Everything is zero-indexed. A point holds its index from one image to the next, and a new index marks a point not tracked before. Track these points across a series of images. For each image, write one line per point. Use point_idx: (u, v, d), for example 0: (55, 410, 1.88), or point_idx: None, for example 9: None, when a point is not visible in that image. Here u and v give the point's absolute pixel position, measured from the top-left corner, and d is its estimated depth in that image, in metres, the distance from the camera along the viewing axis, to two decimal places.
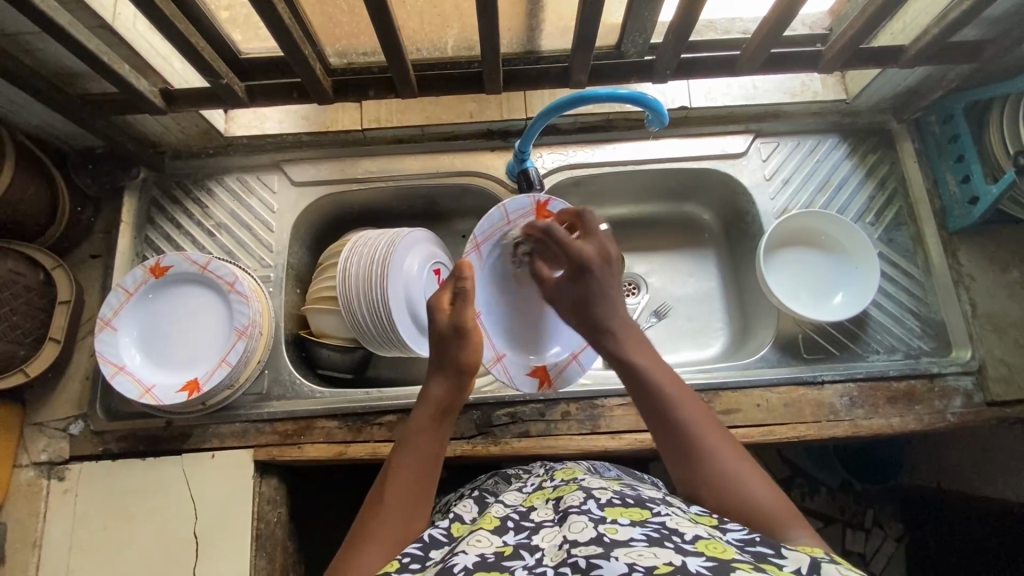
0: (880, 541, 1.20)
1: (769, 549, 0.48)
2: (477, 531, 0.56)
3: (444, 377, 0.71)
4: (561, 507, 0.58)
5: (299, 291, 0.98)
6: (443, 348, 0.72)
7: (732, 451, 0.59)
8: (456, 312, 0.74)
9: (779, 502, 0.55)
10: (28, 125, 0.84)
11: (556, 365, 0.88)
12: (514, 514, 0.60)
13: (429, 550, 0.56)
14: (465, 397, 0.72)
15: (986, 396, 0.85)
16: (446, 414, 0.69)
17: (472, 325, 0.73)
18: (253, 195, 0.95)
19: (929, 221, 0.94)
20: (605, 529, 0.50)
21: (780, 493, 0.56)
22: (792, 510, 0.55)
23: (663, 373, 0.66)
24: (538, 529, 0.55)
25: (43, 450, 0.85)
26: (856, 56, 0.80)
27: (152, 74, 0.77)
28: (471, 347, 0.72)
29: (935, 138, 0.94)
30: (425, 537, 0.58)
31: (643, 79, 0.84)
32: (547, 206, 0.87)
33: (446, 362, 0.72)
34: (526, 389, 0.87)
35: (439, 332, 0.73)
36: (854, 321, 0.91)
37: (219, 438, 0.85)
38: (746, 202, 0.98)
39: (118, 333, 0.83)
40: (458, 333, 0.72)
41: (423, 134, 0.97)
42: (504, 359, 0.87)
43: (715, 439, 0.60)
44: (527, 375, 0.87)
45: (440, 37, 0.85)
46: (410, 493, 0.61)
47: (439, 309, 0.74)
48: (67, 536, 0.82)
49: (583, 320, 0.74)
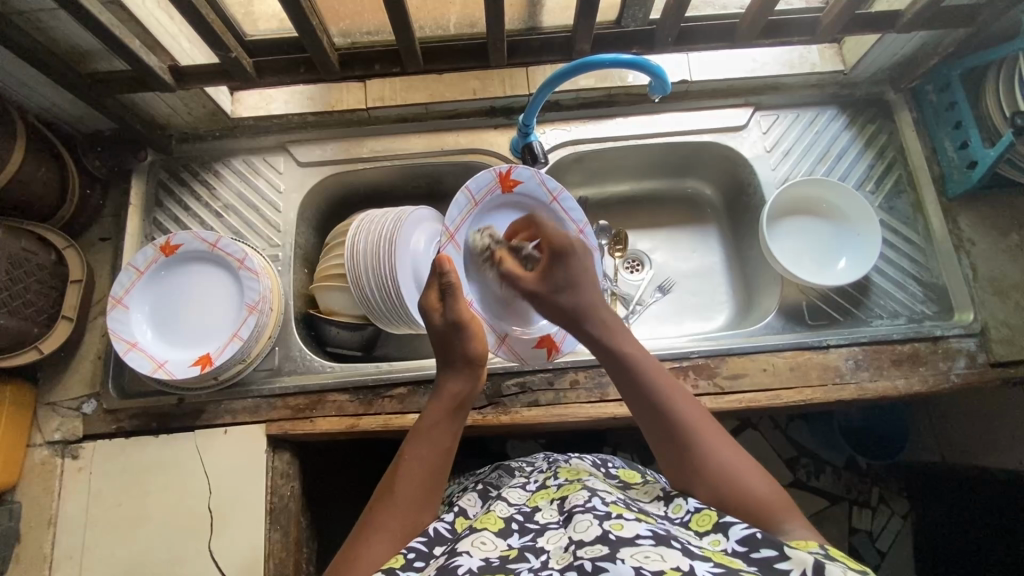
0: (887, 519, 1.20)
1: (772, 551, 0.48)
2: (482, 533, 0.58)
3: (455, 371, 0.70)
4: (565, 507, 0.59)
5: (307, 271, 0.99)
6: (446, 345, 0.71)
7: (725, 443, 0.60)
8: (449, 308, 0.72)
9: (776, 494, 0.56)
10: (38, 107, 0.85)
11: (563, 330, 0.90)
12: (519, 516, 0.61)
13: (433, 545, 0.58)
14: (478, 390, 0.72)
15: (990, 357, 0.86)
16: (461, 408, 0.68)
17: (469, 318, 0.72)
18: (260, 175, 0.97)
19: (929, 188, 0.94)
20: (610, 526, 0.51)
21: (775, 483, 0.57)
22: (788, 503, 0.55)
23: (652, 367, 0.66)
24: (543, 531, 0.57)
25: (56, 430, 0.86)
26: (853, 23, 0.82)
27: (162, 52, 0.79)
28: (473, 340, 0.72)
29: (933, 106, 0.94)
30: (430, 533, 0.60)
31: (644, 50, 0.85)
32: (511, 174, 0.88)
33: (454, 357, 0.71)
34: (537, 360, 0.88)
35: (437, 331, 0.72)
36: (856, 287, 0.92)
37: (232, 414, 0.86)
38: (748, 173, 0.99)
39: (130, 310, 0.84)
40: (457, 328, 0.71)
41: (427, 112, 0.98)
42: (508, 338, 0.88)
43: (709, 433, 0.60)
44: (535, 347, 0.89)
45: (444, 15, 0.87)
46: (425, 482, 0.61)
47: (432, 310, 0.73)
48: (82, 513, 0.83)
49: (558, 312, 0.73)
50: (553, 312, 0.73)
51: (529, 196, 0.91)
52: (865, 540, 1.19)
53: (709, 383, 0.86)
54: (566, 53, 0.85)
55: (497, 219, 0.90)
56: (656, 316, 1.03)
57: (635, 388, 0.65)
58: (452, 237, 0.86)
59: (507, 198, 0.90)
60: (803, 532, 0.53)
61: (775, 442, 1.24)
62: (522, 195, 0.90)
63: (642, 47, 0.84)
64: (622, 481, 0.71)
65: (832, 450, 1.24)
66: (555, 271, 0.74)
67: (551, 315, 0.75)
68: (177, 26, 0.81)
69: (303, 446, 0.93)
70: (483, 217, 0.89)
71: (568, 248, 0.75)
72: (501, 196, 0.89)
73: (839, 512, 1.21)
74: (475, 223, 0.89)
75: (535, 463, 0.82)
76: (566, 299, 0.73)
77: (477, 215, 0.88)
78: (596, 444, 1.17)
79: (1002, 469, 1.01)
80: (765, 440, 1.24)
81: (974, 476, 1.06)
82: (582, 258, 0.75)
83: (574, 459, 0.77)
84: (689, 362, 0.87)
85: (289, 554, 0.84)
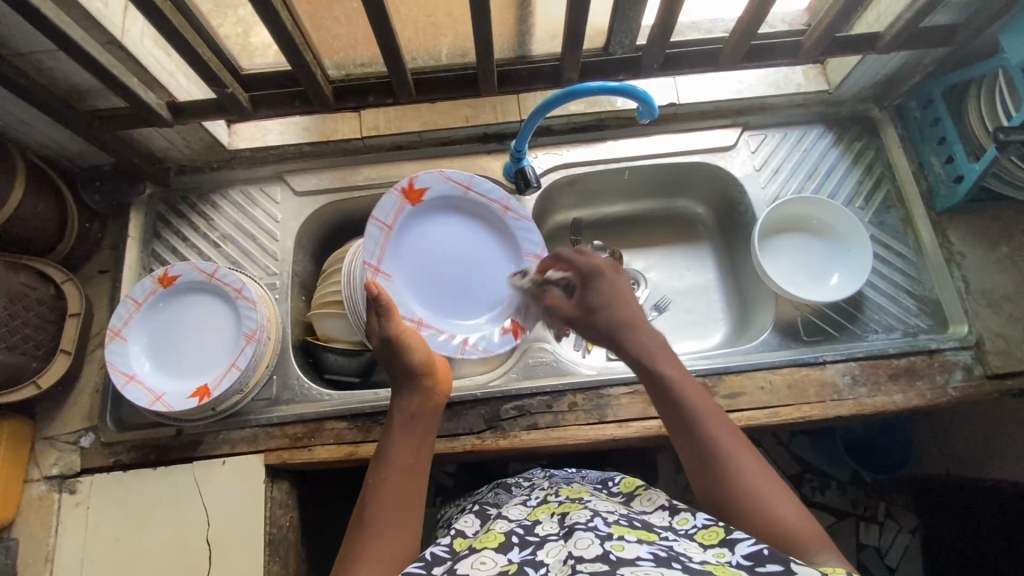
0: (894, 534, 1.17)
1: (778, 566, 0.48)
2: (482, 552, 0.56)
3: (403, 390, 0.71)
4: (566, 522, 0.57)
5: (305, 298, 0.99)
6: (388, 362, 0.73)
7: (755, 465, 0.59)
8: (384, 327, 0.74)
9: (800, 517, 0.55)
10: (38, 144, 0.87)
11: (521, 311, 0.91)
12: (519, 530, 0.59)
13: (432, 567, 0.56)
14: (434, 403, 0.71)
15: (986, 369, 0.86)
16: (417, 423, 0.68)
17: (407, 334, 0.74)
18: (257, 206, 0.98)
19: (917, 203, 0.96)
20: (611, 546, 0.50)
21: (798, 505, 0.57)
22: (813, 527, 0.55)
23: (689, 384, 0.66)
24: (543, 544, 0.55)
25: (54, 465, 0.86)
26: (833, 45, 0.84)
27: (159, 88, 0.81)
28: (414, 353, 0.73)
29: (917, 123, 0.96)
30: (427, 555, 0.57)
31: (632, 76, 0.87)
32: (414, 185, 0.88)
33: (398, 375, 0.72)
34: (503, 346, 0.89)
35: (378, 351, 0.74)
36: (851, 302, 0.93)
37: (230, 445, 0.86)
38: (738, 192, 1.00)
39: (128, 342, 0.85)
40: (391, 344, 0.73)
41: (421, 140, 1.00)
42: (470, 338, 0.89)
43: (747, 456, 0.60)
44: (501, 333, 0.90)
45: (435, 46, 0.88)
46: (395, 506, 0.60)
47: (373, 333, 0.75)
48: (79, 549, 0.82)
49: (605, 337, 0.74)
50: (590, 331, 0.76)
51: (440, 199, 0.91)
52: (873, 557, 1.16)
53: None
54: (554, 81, 0.87)
55: (418, 238, 0.90)
56: None
57: (672, 409, 0.65)
58: (377, 268, 0.85)
59: (417, 212, 0.90)
60: (832, 560, 0.53)
61: (779, 458, 1.22)
62: (433, 200, 0.91)
63: (629, 73, 0.87)
64: (625, 495, 0.68)
65: (836, 464, 1.21)
66: (587, 296, 0.77)
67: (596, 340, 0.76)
68: (175, 64, 0.84)
69: (300, 475, 0.92)
70: (402, 237, 0.89)
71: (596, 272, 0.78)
72: (411, 211, 0.89)
73: (845, 529, 1.17)
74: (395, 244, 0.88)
75: (534, 480, 0.80)
76: (606, 319, 0.74)
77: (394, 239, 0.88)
78: (597, 465, 1.16)
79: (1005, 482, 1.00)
80: (766, 457, 1.22)
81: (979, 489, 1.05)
82: (614, 281, 0.77)
83: (575, 479, 0.75)
84: None
85: None
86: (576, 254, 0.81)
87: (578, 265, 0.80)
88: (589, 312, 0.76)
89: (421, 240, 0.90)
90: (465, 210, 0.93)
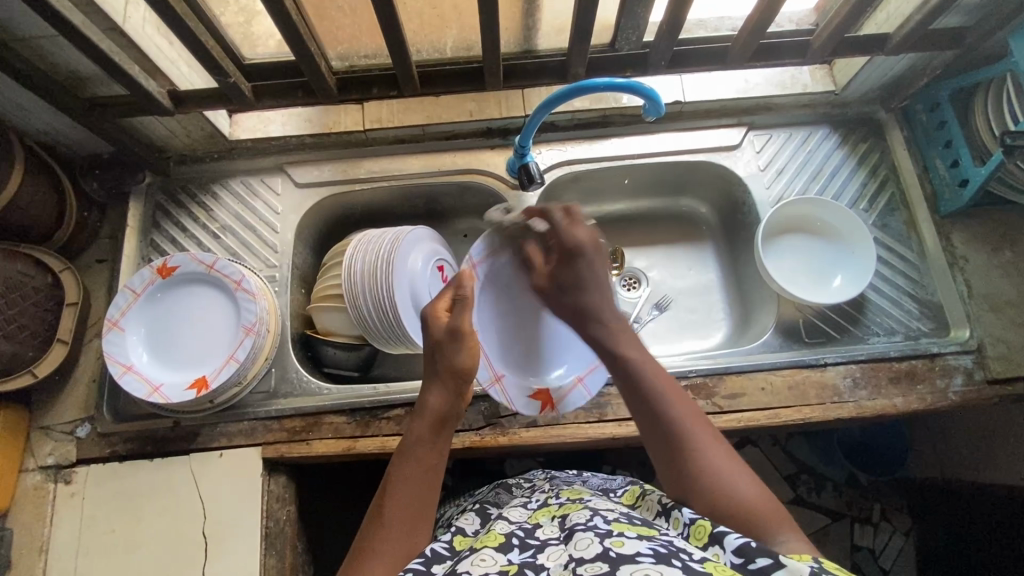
0: (888, 536, 1.17)
1: (769, 560, 0.46)
2: (482, 551, 0.55)
3: (441, 387, 0.68)
4: (566, 524, 0.57)
5: (305, 291, 0.99)
6: (440, 354, 0.69)
7: (718, 447, 0.58)
8: (455, 317, 0.71)
9: (766, 499, 0.55)
10: (36, 131, 0.86)
11: (560, 389, 0.87)
12: (519, 532, 0.59)
13: (432, 564, 0.55)
14: (461, 409, 0.69)
15: (986, 374, 0.86)
16: (445, 426, 0.66)
17: (471, 332, 0.71)
18: (257, 197, 0.97)
19: (922, 205, 0.95)
20: (611, 543, 0.50)
21: (764, 489, 0.55)
22: (778, 511, 0.54)
23: (653, 366, 0.65)
24: (544, 547, 0.55)
25: (49, 454, 0.85)
26: (842, 45, 0.83)
27: (161, 76, 0.80)
28: (465, 354, 0.70)
29: (922, 125, 0.96)
30: (427, 552, 0.57)
31: (638, 73, 0.86)
32: None
33: (444, 371, 0.69)
34: (527, 411, 0.85)
35: (435, 340, 0.70)
36: (853, 304, 0.93)
37: (227, 437, 0.85)
38: (743, 192, 1.00)
39: (126, 333, 0.84)
40: (453, 337, 0.69)
41: (424, 134, 0.99)
42: (502, 379, 0.86)
43: (707, 438, 0.58)
44: (529, 398, 0.86)
45: (440, 38, 0.87)
46: (413, 509, 0.58)
47: (436, 318, 0.71)
48: (74, 539, 0.81)
49: (569, 311, 0.73)
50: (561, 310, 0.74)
51: None
52: (867, 558, 1.16)
53: (708, 403, 0.86)
54: (561, 76, 0.87)
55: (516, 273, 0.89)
56: (653, 333, 1.03)
57: (634, 392, 0.63)
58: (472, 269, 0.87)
59: None
60: (792, 543, 0.51)
61: (776, 459, 1.22)
62: None
63: (636, 69, 0.86)
64: (629, 505, 0.67)
65: (833, 466, 1.22)
66: (559, 271, 0.75)
67: (561, 315, 0.75)
68: (177, 51, 0.83)
69: (298, 469, 0.92)
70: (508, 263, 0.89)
71: (577, 253, 0.75)
72: None
73: (840, 530, 1.18)
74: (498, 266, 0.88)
75: (534, 480, 0.81)
76: (571, 300, 0.73)
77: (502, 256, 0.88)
78: (594, 463, 1.16)
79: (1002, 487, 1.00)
80: (764, 457, 1.22)
81: (973, 493, 1.05)
82: (592, 259, 0.74)
83: (576, 482, 0.75)
84: (687, 380, 0.87)
85: None
86: (563, 222, 0.76)
87: (562, 235, 0.76)
88: (558, 287, 0.75)
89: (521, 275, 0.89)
90: None
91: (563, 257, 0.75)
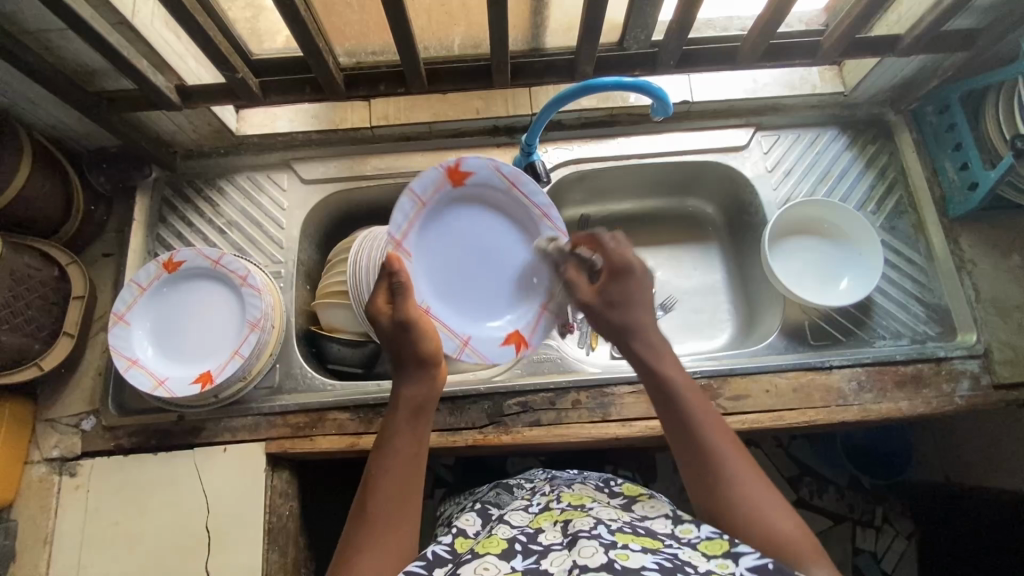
0: (890, 539, 1.17)
1: None
2: (485, 558, 0.55)
3: (409, 375, 0.66)
4: (569, 530, 0.57)
5: (310, 287, 0.99)
6: (397, 345, 0.67)
7: (756, 480, 0.57)
8: (399, 307, 0.67)
9: (802, 535, 0.54)
10: (44, 124, 0.86)
11: (528, 326, 0.86)
12: (522, 538, 0.58)
13: (434, 567, 0.56)
14: (438, 389, 0.68)
15: (993, 378, 0.86)
16: (422, 412, 0.65)
17: (419, 317, 0.68)
18: (263, 192, 0.97)
19: (930, 208, 0.95)
20: (616, 555, 0.50)
21: (799, 522, 0.55)
22: (811, 544, 0.54)
23: (689, 389, 0.63)
24: (547, 553, 0.55)
25: (54, 447, 0.85)
26: (853, 47, 0.83)
27: (169, 71, 0.80)
28: (425, 338, 0.67)
29: (933, 127, 0.95)
30: (428, 556, 0.57)
31: (646, 72, 0.86)
32: (460, 166, 0.81)
33: (405, 361, 0.67)
34: (503, 360, 0.84)
35: (386, 333, 0.67)
36: (859, 307, 0.92)
37: (231, 432, 0.85)
38: (750, 193, 1.00)
39: (131, 327, 0.84)
40: (405, 327, 0.67)
41: (431, 131, 0.99)
42: (471, 340, 0.82)
43: (744, 470, 0.58)
44: (499, 347, 0.84)
45: (448, 36, 0.87)
46: (398, 504, 0.59)
47: (383, 312, 0.68)
48: (78, 531, 0.82)
49: (613, 329, 0.70)
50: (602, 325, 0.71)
51: (482, 187, 0.84)
52: (869, 561, 1.16)
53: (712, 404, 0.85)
54: (569, 75, 0.86)
55: (450, 221, 0.83)
56: None
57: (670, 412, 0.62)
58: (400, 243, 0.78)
59: (458, 194, 0.83)
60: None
61: (779, 461, 1.22)
62: (475, 187, 0.84)
63: (644, 68, 0.86)
64: (626, 497, 0.68)
65: (836, 469, 1.21)
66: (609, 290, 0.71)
67: (604, 331, 0.72)
68: (185, 46, 0.82)
69: (301, 464, 0.92)
70: (436, 214, 0.82)
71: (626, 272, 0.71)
72: (451, 191, 0.82)
73: (842, 533, 1.17)
74: (427, 222, 0.81)
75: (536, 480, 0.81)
76: (622, 318, 0.70)
77: (427, 216, 0.81)
78: (596, 463, 1.16)
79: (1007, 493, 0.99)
80: (766, 459, 1.22)
81: (977, 498, 1.05)
82: (641, 279, 0.71)
83: (577, 482, 0.74)
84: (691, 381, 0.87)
85: None
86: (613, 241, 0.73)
87: (610, 256, 0.73)
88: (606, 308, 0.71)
89: (454, 221, 0.84)
90: (505, 208, 0.86)
91: (611, 275, 0.72)
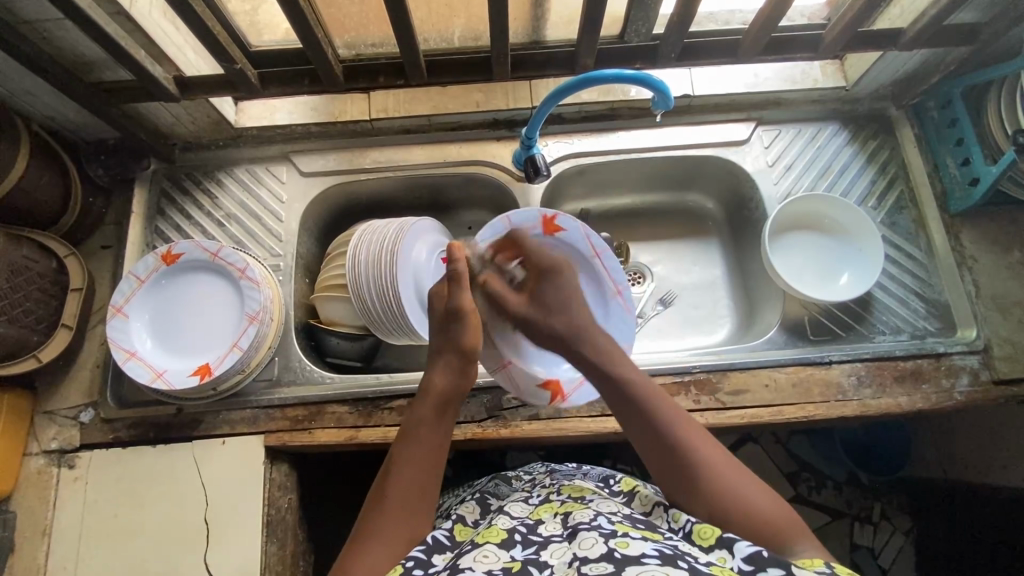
0: (888, 534, 1.17)
1: (778, 569, 0.47)
2: (484, 546, 0.55)
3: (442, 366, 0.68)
4: (569, 522, 0.57)
5: (308, 281, 0.98)
6: (444, 332, 0.70)
7: (723, 460, 0.58)
8: (456, 295, 0.71)
9: (781, 511, 0.55)
10: (42, 115, 0.85)
11: (569, 381, 0.86)
12: (522, 528, 0.59)
13: (433, 553, 0.56)
14: (467, 386, 0.69)
15: (992, 374, 0.86)
16: (448, 406, 0.66)
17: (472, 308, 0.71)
18: (262, 185, 0.97)
19: (930, 204, 0.95)
20: (616, 544, 0.50)
21: (775, 498, 0.56)
22: (793, 520, 0.55)
23: (643, 385, 0.66)
24: (547, 544, 0.55)
25: (53, 439, 0.85)
26: (855, 40, 0.82)
27: (167, 62, 0.80)
28: (469, 330, 0.70)
29: (934, 122, 0.95)
30: (428, 540, 0.57)
31: (647, 65, 0.86)
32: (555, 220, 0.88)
33: (447, 349, 0.69)
34: (536, 399, 0.85)
35: (438, 317, 0.71)
36: (859, 303, 0.92)
37: (230, 425, 0.85)
38: (750, 188, 0.99)
39: (130, 319, 0.84)
40: (454, 316, 0.70)
41: (430, 124, 0.98)
42: (512, 364, 0.84)
43: (707, 449, 0.59)
44: (538, 386, 0.85)
45: (447, 28, 0.86)
46: (414, 492, 0.59)
47: (440, 296, 0.73)
48: (77, 523, 0.82)
49: (549, 336, 0.75)
50: (542, 332, 0.75)
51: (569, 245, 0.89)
52: (867, 557, 1.16)
53: (711, 399, 0.85)
54: (569, 68, 0.86)
55: None
56: (657, 328, 1.03)
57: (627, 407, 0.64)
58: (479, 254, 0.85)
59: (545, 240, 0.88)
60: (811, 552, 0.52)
61: (777, 457, 1.22)
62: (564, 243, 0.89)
63: (645, 61, 0.85)
64: (626, 494, 0.68)
65: (834, 465, 1.21)
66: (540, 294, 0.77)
67: (542, 341, 0.76)
68: (183, 37, 0.82)
69: (300, 457, 0.92)
70: None
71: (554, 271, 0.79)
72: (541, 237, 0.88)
73: (840, 528, 1.18)
74: None
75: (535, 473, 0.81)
76: (557, 320, 0.75)
77: None
78: (595, 458, 1.16)
79: (1004, 489, 1.00)
80: (765, 455, 1.22)
81: (974, 494, 1.05)
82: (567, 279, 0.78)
83: (575, 475, 0.75)
84: (690, 376, 0.86)
85: (284, 567, 0.83)
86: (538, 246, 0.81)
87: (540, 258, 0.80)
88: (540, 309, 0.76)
89: None
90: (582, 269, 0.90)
91: (541, 277, 0.79)
